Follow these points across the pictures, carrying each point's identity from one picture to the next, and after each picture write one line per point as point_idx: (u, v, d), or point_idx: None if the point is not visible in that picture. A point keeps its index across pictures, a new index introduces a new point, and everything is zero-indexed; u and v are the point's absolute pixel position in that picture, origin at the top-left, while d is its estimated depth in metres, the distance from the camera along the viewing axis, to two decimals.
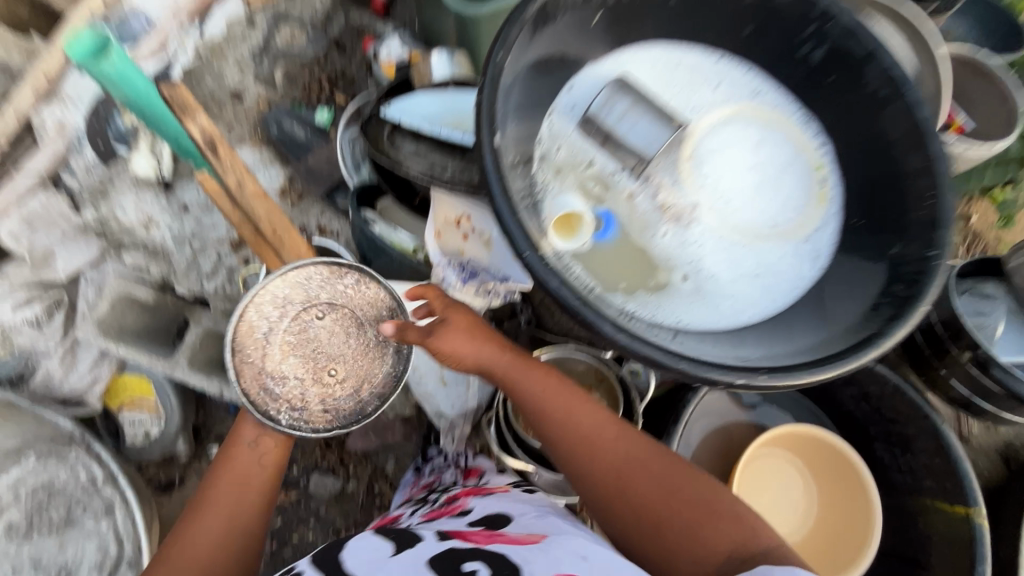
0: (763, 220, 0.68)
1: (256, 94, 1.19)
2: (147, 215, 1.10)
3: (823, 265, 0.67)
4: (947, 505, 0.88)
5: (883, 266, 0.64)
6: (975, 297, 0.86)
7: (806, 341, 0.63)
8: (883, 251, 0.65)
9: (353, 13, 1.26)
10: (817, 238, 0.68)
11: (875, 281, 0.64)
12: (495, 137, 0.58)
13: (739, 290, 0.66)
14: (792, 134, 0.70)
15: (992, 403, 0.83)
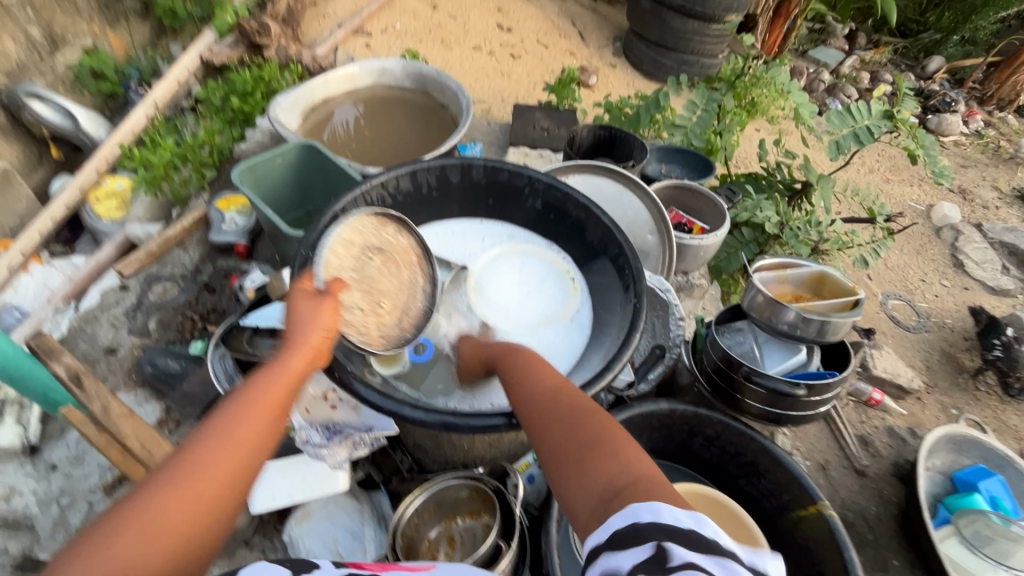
0: (537, 315, 1.02)
1: (130, 344, 1.31)
2: (9, 486, 1.08)
3: (583, 328, 1.00)
4: (804, 510, 1.01)
5: (612, 305, 0.95)
6: (731, 335, 1.11)
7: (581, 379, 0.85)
8: (610, 301, 0.97)
9: (220, 260, 1.50)
10: (576, 314, 1.02)
11: (613, 316, 0.94)
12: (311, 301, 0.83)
13: (535, 362, 0.95)
14: (538, 256, 1.09)
15: (782, 407, 1.01)
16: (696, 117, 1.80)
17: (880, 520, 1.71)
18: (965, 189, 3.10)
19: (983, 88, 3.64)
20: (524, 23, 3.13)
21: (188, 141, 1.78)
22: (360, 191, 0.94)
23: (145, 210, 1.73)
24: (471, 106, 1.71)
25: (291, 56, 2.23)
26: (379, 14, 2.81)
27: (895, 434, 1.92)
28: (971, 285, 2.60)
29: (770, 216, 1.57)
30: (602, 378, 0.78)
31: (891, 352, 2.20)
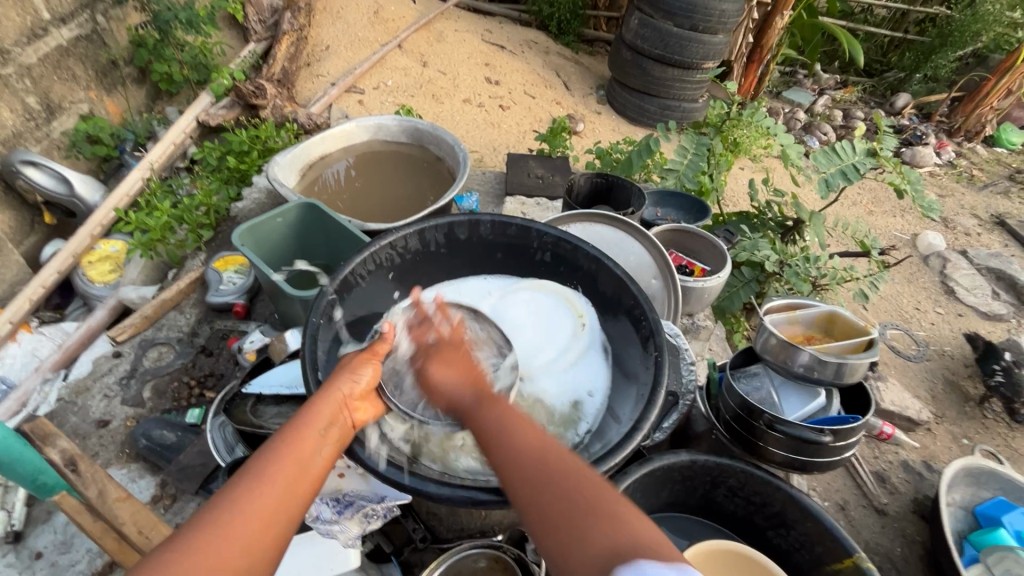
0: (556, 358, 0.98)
1: (124, 415, 1.26)
2: None
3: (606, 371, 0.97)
4: (839, 563, 0.96)
5: (635, 350, 0.93)
6: (747, 379, 1.09)
7: (608, 440, 0.83)
8: (629, 347, 0.95)
9: (217, 321, 1.47)
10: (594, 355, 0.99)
11: (637, 363, 0.92)
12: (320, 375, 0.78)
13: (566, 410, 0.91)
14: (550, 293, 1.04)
15: (807, 454, 0.98)
16: (688, 160, 1.85)
17: (907, 562, 1.65)
18: (946, 217, 3.18)
19: (950, 121, 3.79)
20: (511, 76, 3.25)
21: (184, 202, 1.77)
22: (370, 253, 0.94)
23: (140, 272, 1.70)
24: (468, 158, 1.74)
25: (287, 115, 2.28)
26: (371, 72, 2.90)
27: (910, 469, 1.88)
28: (964, 311, 2.62)
29: (769, 254, 1.58)
30: (630, 440, 0.77)
31: (896, 383, 2.18)
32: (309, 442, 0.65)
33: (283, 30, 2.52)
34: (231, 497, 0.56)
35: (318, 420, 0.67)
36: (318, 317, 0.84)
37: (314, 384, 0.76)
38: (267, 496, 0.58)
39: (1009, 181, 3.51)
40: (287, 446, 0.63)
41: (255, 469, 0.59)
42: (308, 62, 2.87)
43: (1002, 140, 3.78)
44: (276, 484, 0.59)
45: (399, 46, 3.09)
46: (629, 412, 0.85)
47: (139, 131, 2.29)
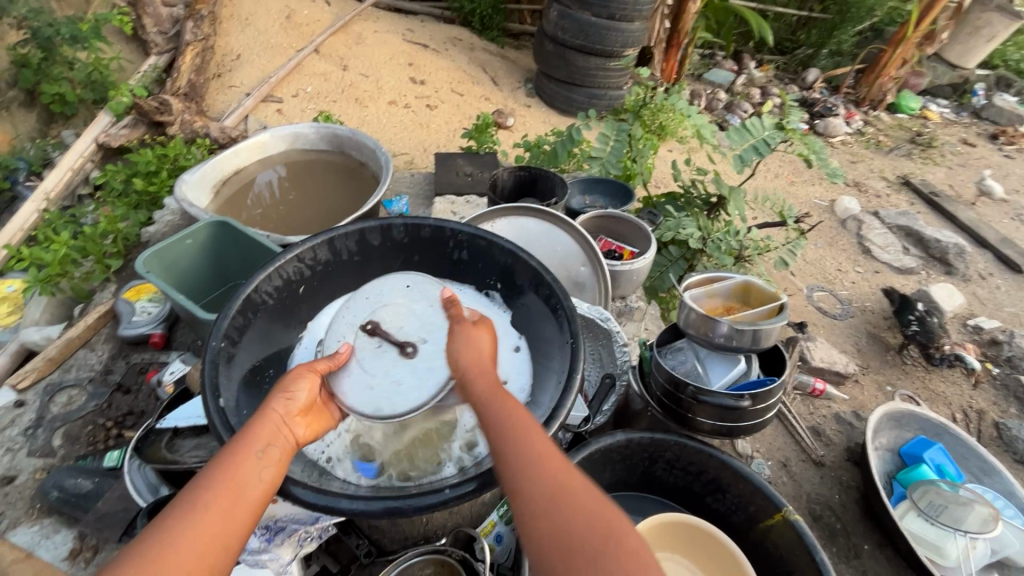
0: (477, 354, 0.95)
1: (31, 468, 1.16)
2: None
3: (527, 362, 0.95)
4: (771, 518, 1.01)
5: (553, 336, 0.93)
6: (673, 355, 1.13)
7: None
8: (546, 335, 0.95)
9: (134, 355, 1.38)
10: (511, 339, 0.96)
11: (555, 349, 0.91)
12: (220, 404, 0.74)
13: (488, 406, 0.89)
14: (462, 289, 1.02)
15: (732, 420, 1.02)
16: (610, 147, 1.89)
17: (845, 508, 1.76)
18: (858, 182, 3.41)
19: (856, 91, 4.09)
20: (436, 74, 3.21)
21: (87, 231, 1.65)
22: (274, 268, 0.90)
23: (42, 311, 1.57)
24: (390, 161, 1.71)
25: (197, 130, 2.16)
26: (289, 79, 2.79)
27: (842, 420, 2.02)
28: (880, 268, 2.82)
29: (692, 232, 1.64)
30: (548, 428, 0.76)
31: (824, 341, 2.32)
32: (243, 464, 0.62)
33: (186, 40, 2.38)
34: (165, 530, 0.55)
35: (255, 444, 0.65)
36: (217, 339, 0.80)
37: (213, 410, 0.72)
38: (208, 524, 0.57)
39: (910, 144, 3.79)
40: (218, 472, 0.61)
41: (187, 501, 0.58)
42: (219, 74, 2.73)
43: (901, 107, 4.08)
44: (215, 508, 0.58)
45: (316, 51, 3.00)
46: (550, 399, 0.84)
47: (32, 160, 2.12)
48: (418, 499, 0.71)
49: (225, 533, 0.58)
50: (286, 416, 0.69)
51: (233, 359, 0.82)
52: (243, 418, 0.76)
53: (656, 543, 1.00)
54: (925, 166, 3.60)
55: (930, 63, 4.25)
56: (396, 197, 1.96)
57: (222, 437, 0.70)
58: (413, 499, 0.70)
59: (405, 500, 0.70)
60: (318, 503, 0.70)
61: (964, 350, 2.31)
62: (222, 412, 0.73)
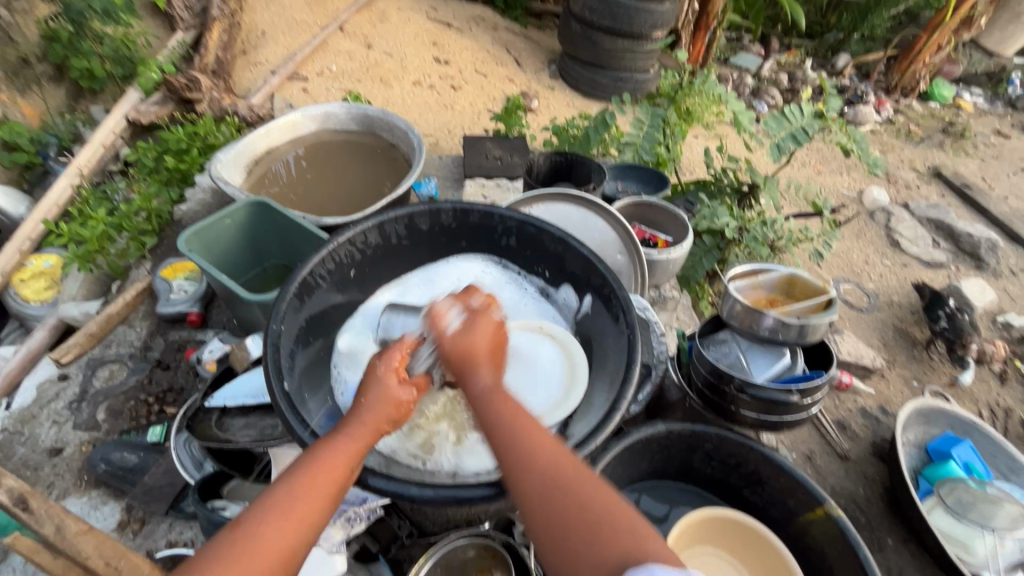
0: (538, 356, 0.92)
1: (78, 441, 1.18)
2: None
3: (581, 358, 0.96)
4: (811, 513, 1.01)
5: (609, 326, 0.92)
6: (715, 346, 1.11)
7: (586, 419, 0.83)
8: (600, 324, 0.95)
9: (172, 333, 1.39)
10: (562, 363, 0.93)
11: (611, 340, 0.91)
12: (284, 385, 0.73)
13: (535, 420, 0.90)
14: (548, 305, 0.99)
15: (776, 414, 1.01)
16: (644, 133, 1.85)
17: (869, 502, 1.76)
18: (888, 172, 3.32)
19: (888, 78, 3.98)
20: (460, 54, 3.16)
21: (122, 208, 1.66)
22: (327, 252, 0.89)
23: (80, 286, 1.59)
24: (423, 143, 1.68)
25: (226, 108, 2.15)
26: (313, 57, 2.77)
27: (868, 414, 2.01)
28: (908, 261, 2.77)
29: (728, 221, 1.62)
30: (610, 419, 0.76)
31: (851, 335, 2.30)
32: (338, 466, 0.60)
33: (213, 15, 2.35)
34: (259, 519, 0.54)
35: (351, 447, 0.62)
36: (277, 322, 0.80)
37: (279, 394, 0.71)
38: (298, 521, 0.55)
39: (943, 134, 3.69)
40: (314, 468, 0.59)
41: (282, 496, 0.56)
42: (244, 50, 2.71)
43: (934, 95, 3.96)
44: (305, 505, 0.56)
45: (340, 29, 2.96)
46: (607, 390, 0.84)
47: (63, 135, 2.13)
48: (483, 488, 0.73)
49: (308, 534, 0.56)
50: (383, 426, 0.65)
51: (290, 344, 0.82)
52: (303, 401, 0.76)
53: (704, 535, 1.02)
54: (957, 157, 3.51)
55: (966, 50, 4.11)
56: (425, 179, 1.96)
57: (289, 420, 0.70)
58: (478, 488, 0.72)
59: (470, 489, 0.72)
60: (386, 487, 0.72)
61: (994, 347, 2.27)
62: (287, 395, 0.72)
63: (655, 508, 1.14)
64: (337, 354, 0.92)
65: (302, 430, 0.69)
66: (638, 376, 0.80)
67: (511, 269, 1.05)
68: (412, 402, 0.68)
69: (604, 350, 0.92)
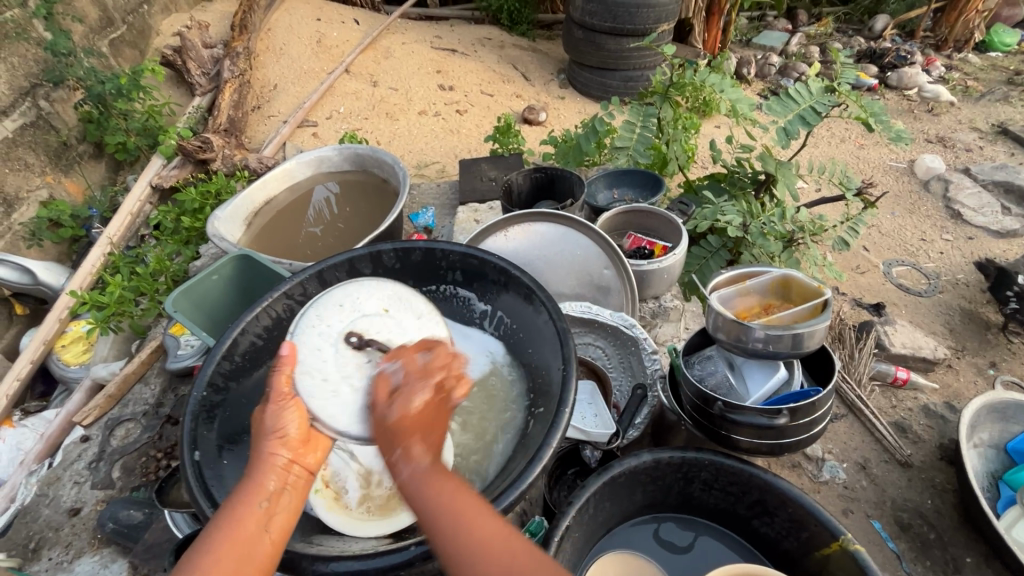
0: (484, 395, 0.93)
1: (94, 500, 1.25)
2: None
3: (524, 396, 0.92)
4: (827, 548, 0.89)
5: (548, 357, 0.89)
6: (701, 364, 1.03)
7: (515, 467, 0.78)
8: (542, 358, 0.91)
9: (181, 387, 1.45)
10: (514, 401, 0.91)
11: (550, 373, 0.87)
12: (195, 454, 0.77)
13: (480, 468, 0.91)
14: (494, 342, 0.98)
15: (776, 438, 0.91)
16: (636, 135, 1.77)
17: (939, 514, 1.55)
18: (943, 136, 3.00)
19: (936, 34, 3.63)
20: (465, 78, 3.19)
21: (141, 272, 1.77)
22: (262, 306, 0.93)
23: (109, 348, 1.71)
24: (408, 176, 1.70)
25: (237, 164, 2.27)
26: (323, 102, 2.88)
27: (932, 414, 1.78)
28: (974, 233, 2.47)
29: (732, 219, 1.51)
30: (534, 464, 0.72)
31: (906, 323, 2.07)
32: (245, 522, 0.60)
33: (225, 79, 2.54)
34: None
35: (257, 491, 0.62)
36: (201, 389, 0.84)
37: (188, 463, 0.75)
38: (217, 575, 0.57)
39: (1007, 86, 3.30)
40: (230, 531, 0.60)
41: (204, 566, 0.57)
42: (259, 105, 2.86)
43: (994, 44, 3.58)
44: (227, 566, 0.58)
45: (347, 71, 3.07)
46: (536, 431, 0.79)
47: (102, 207, 2.32)
48: (382, 558, 0.72)
49: None
50: (280, 457, 0.65)
51: (217, 418, 0.85)
52: (223, 467, 0.80)
53: None
54: None
55: None
56: (422, 209, 1.98)
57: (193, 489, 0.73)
58: (376, 561, 0.72)
59: (368, 562, 0.72)
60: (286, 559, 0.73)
61: None
62: (197, 464, 0.76)
63: (678, 537, 1.07)
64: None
65: (203, 497, 0.71)
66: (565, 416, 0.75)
67: (463, 299, 1.04)
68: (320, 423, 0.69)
69: (542, 380, 0.89)
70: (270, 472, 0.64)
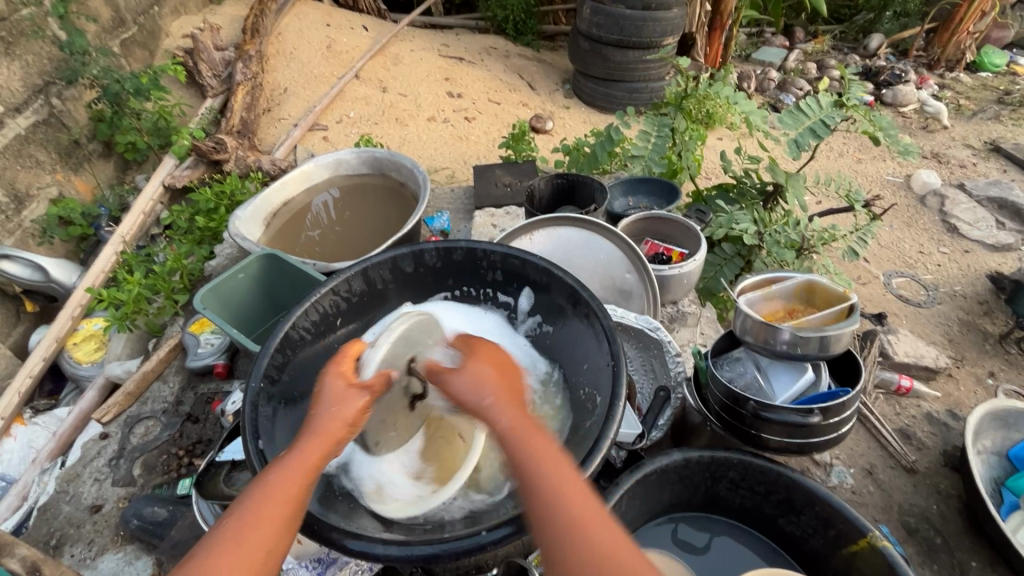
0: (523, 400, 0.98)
1: (115, 497, 1.25)
2: None
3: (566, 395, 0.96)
4: (854, 544, 0.92)
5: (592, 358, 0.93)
6: (730, 366, 1.06)
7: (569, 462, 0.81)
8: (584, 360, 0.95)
9: (201, 385, 1.45)
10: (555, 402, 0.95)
11: (596, 373, 0.91)
12: (258, 444, 0.79)
13: None
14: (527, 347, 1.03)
15: (805, 437, 0.94)
16: (652, 144, 1.79)
17: (945, 519, 1.58)
18: (938, 152, 3.08)
19: (929, 53, 3.74)
20: (473, 86, 3.23)
21: (157, 270, 1.78)
22: (311, 302, 0.97)
23: (123, 346, 1.71)
24: (427, 180, 1.72)
25: (250, 165, 2.28)
26: (332, 106, 2.90)
27: (935, 421, 1.82)
28: (970, 246, 2.54)
29: (746, 227, 1.55)
30: (594, 454, 0.75)
31: (908, 332, 2.11)
32: (288, 488, 0.63)
33: (237, 81, 2.55)
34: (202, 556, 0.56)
35: (306, 461, 0.66)
36: (257, 381, 0.87)
37: (253, 451, 0.78)
38: (260, 527, 0.59)
39: (998, 105, 3.40)
40: (263, 496, 0.62)
41: (229, 533, 0.58)
42: (269, 108, 2.88)
43: (984, 64, 3.69)
44: (254, 533, 0.59)
45: (356, 76, 3.10)
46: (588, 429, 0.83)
47: (112, 206, 2.31)
48: (451, 543, 0.73)
49: (276, 546, 0.60)
50: (336, 434, 0.69)
51: (274, 409, 0.88)
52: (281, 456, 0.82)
53: None
54: (1018, 127, 3.22)
55: (1015, 12, 3.84)
56: (437, 214, 2.01)
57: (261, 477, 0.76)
58: (444, 544, 0.73)
59: (436, 546, 0.73)
60: (348, 544, 0.74)
61: None
62: (261, 451, 0.78)
63: (694, 538, 1.09)
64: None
65: None
66: (619, 415, 0.79)
67: (497, 302, 1.08)
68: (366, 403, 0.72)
69: (587, 378, 0.93)
70: (323, 448, 0.68)
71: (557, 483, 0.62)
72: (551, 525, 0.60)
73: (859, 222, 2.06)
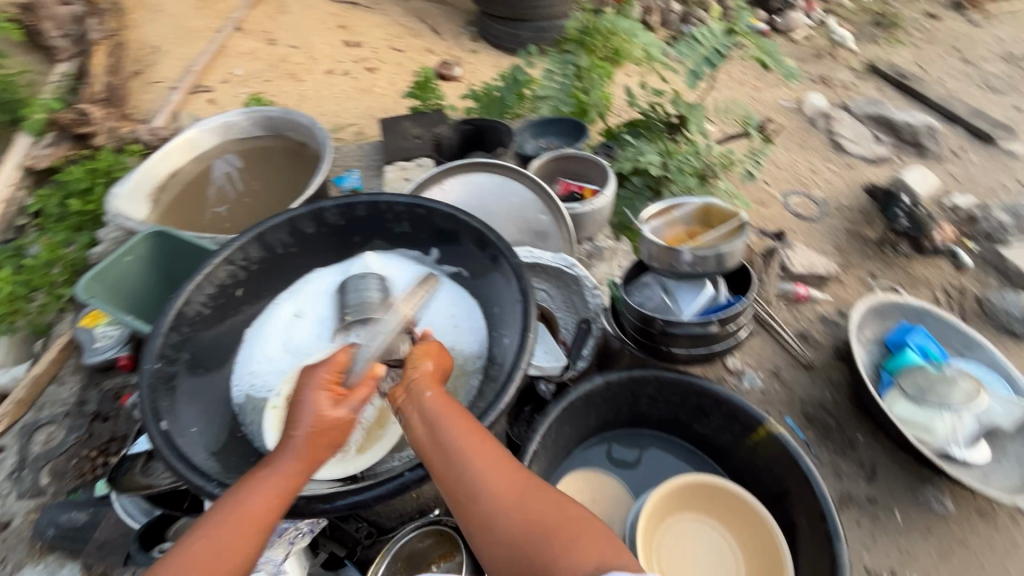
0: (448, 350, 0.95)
1: (24, 510, 1.15)
2: None
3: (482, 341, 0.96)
4: (756, 435, 1.04)
5: (498, 305, 0.96)
6: (640, 291, 1.12)
7: (486, 399, 0.84)
8: (493, 308, 0.97)
9: (106, 381, 1.34)
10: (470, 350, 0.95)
11: (506, 314, 0.93)
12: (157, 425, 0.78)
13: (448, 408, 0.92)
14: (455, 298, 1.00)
15: (708, 345, 1.05)
16: (557, 84, 1.85)
17: (837, 404, 1.82)
18: (825, 75, 3.29)
19: None
20: (371, 33, 3.02)
21: (31, 264, 1.59)
22: (203, 275, 0.92)
23: (5, 351, 1.53)
24: (329, 138, 1.62)
25: (125, 136, 2.04)
26: (214, 65, 2.63)
27: (828, 321, 2.05)
28: (853, 162, 2.78)
29: (652, 158, 1.61)
30: (510, 385, 0.80)
31: (803, 246, 2.32)
32: (245, 528, 0.65)
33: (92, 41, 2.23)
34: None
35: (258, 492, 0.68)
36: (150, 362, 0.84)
37: (157, 435, 0.77)
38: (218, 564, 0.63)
39: (874, 27, 3.65)
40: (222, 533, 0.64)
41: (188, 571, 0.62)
42: (138, 70, 2.55)
43: None
44: (247, 514, 0.66)
45: (237, 29, 2.80)
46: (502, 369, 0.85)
47: None
48: (379, 490, 0.76)
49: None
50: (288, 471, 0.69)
51: (174, 389, 0.85)
52: (191, 438, 0.82)
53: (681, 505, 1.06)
54: (890, 47, 3.49)
55: None
56: (346, 173, 1.92)
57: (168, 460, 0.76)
58: (372, 491, 0.75)
59: (366, 491, 0.75)
60: (280, 504, 0.75)
61: (945, 232, 2.31)
62: (166, 434, 0.78)
63: (625, 454, 1.19)
64: (233, 378, 0.93)
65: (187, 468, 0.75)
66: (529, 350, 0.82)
67: (402, 253, 1.07)
68: (339, 418, 0.71)
69: (499, 318, 0.96)
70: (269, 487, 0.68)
71: (499, 485, 0.68)
72: (504, 513, 0.66)
73: (756, 146, 2.19)
